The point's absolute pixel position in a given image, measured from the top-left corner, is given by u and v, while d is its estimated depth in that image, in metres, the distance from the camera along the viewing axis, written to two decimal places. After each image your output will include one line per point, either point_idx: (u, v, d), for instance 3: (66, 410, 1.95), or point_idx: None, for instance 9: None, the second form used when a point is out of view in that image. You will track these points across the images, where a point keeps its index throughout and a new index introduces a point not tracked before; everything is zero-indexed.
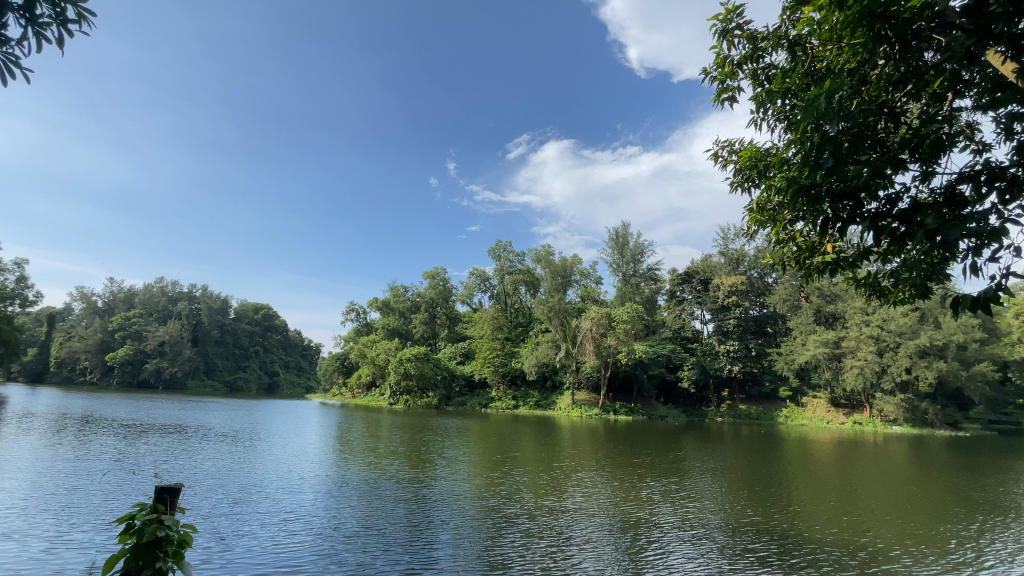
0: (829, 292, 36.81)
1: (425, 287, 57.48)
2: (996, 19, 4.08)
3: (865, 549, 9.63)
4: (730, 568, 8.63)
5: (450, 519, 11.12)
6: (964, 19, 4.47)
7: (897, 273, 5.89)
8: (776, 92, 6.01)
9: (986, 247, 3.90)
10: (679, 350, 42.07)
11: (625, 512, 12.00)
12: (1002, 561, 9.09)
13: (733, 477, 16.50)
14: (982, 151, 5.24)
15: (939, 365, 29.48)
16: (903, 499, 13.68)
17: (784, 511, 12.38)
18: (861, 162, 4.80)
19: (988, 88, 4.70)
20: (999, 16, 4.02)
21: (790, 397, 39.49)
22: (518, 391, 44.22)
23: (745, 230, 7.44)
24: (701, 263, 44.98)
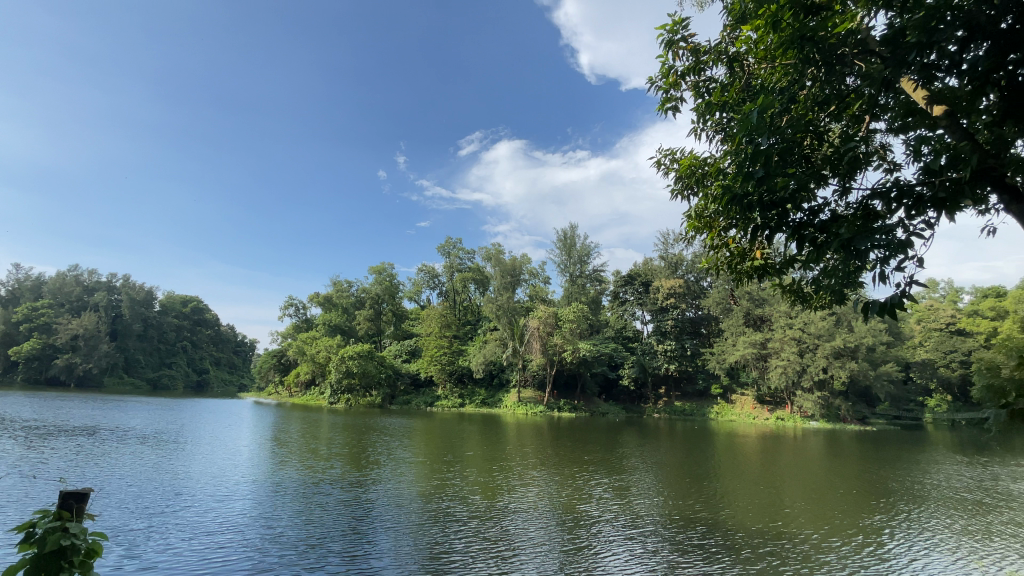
0: (758, 297, 39.27)
1: (371, 282, 55.89)
2: (910, 49, 4.45)
3: (796, 541, 10.26)
4: (679, 565, 8.89)
5: (392, 524, 10.91)
6: (881, 49, 4.89)
7: (818, 279, 6.35)
8: (714, 104, 6.31)
9: (893, 258, 4.30)
10: (621, 350, 43.48)
11: (570, 512, 12.21)
12: (916, 549, 9.93)
13: (670, 472, 17.22)
14: (892, 170, 5.75)
15: (851, 365, 32.20)
16: (823, 490, 14.76)
17: (716, 504, 13.07)
18: (788, 175, 5.15)
19: (901, 113, 5.15)
20: (913, 47, 4.40)
21: (721, 394, 41.80)
22: (464, 389, 44.05)
23: (683, 236, 7.77)
24: (643, 266, 46.58)
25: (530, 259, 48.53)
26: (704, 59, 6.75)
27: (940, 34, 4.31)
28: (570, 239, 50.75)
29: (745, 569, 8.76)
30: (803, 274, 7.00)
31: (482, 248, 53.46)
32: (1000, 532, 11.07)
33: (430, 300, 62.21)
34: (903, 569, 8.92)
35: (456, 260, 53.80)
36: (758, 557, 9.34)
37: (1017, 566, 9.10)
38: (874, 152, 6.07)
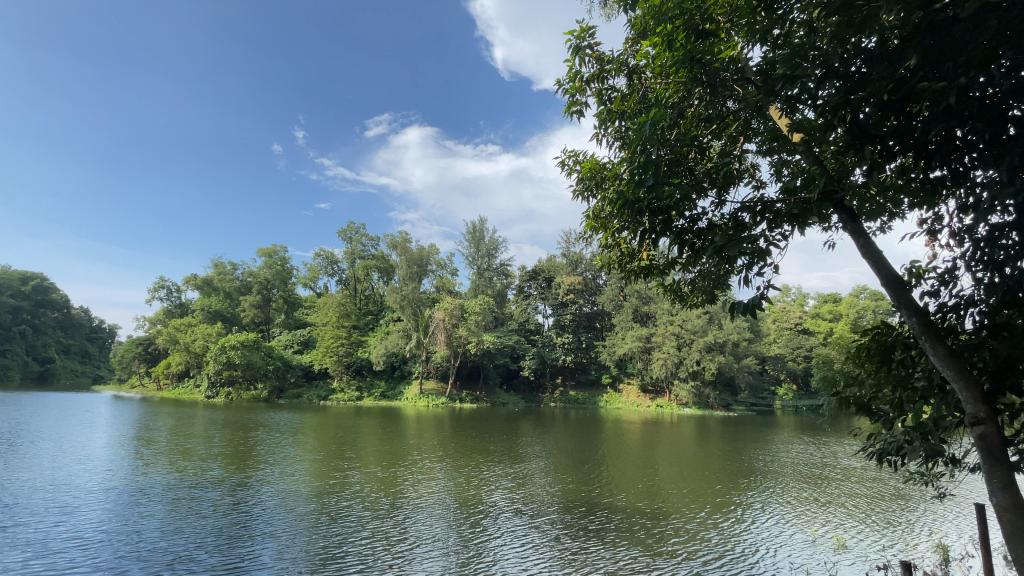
0: (645, 294, 41.95)
1: (261, 266, 51.47)
2: (779, 80, 5.07)
3: (678, 519, 11.28)
4: (581, 551, 9.34)
5: (278, 530, 10.14)
6: (757, 78, 5.52)
7: (695, 281, 7.00)
8: (614, 112, 6.65)
9: (756, 265, 4.88)
10: (523, 342, 44.63)
11: (466, 504, 12.27)
12: (771, 521, 11.35)
13: (560, 459, 18.02)
14: (758, 187, 6.53)
15: (719, 358, 36.15)
16: (695, 471, 16.38)
17: (603, 488, 13.93)
18: (673, 185, 5.62)
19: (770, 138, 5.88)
20: (780, 79, 5.03)
21: (611, 384, 44.74)
22: (362, 381, 42.47)
23: (582, 234, 8.10)
24: (547, 262, 48.14)
25: (437, 249, 47.90)
26: (608, 68, 7.10)
27: (804, 69, 4.98)
28: (478, 232, 50.98)
29: (638, 549, 9.45)
30: (682, 277, 7.69)
31: (387, 236, 51.73)
32: (833, 501, 13.04)
33: (327, 288, 58.86)
34: (764, 538, 10.20)
35: (359, 247, 51.33)
36: (650, 537, 10.11)
37: (845, 530, 10.69)
38: (745, 170, 6.84)
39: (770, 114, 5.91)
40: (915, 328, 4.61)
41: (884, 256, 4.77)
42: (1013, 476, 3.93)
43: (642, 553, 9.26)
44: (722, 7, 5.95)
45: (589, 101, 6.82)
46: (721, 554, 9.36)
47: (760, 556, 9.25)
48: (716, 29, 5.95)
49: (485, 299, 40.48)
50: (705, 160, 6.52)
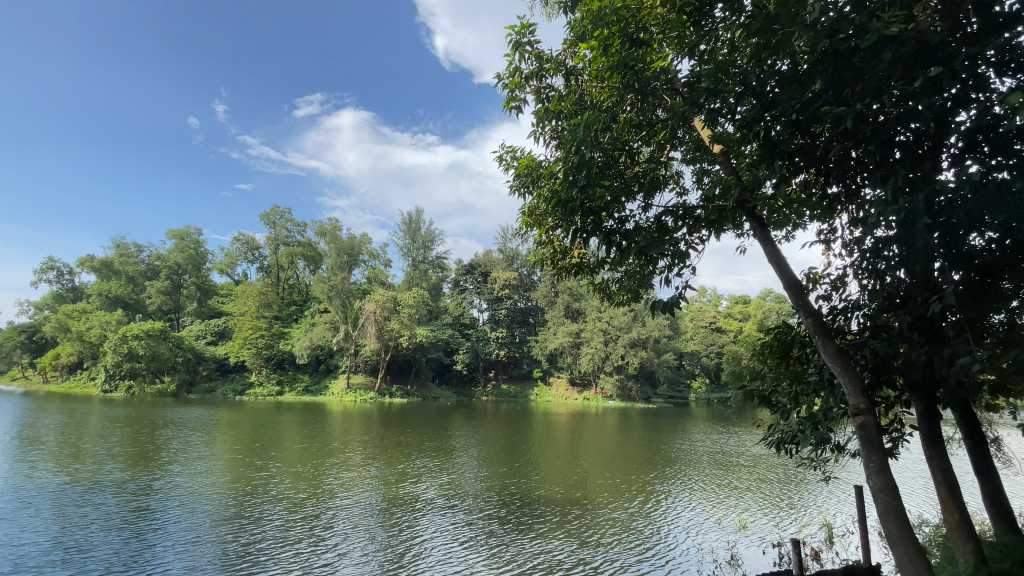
0: (576, 292, 43.22)
1: (171, 249, 47.22)
2: (704, 93, 5.43)
3: (604, 508, 11.78)
4: (512, 543, 9.51)
5: (188, 537, 9.37)
6: (685, 89, 5.87)
7: (621, 281, 7.34)
8: (551, 111, 6.74)
9: (676, 266, 5.22)
10: (457, 336, 44.34)
11: (394, 501, 12.08)
12: (685, 506, 12.17)
13: (488, 452, 18.21)
14: (681, 194, 6.96)
15: (642, 353, 38.05)
16: (617, 461, 17.18)
17: (529, 480, 14.24)
18: (604, 187, 5.84)
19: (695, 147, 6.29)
20: (706, 91, 5.39)
21: (542, 378, 45.70)
22: (284, 374, 40.32)
23: (516, 230, 8.20)
24: (483, 256, 48.13)
25: (369, 239, 46.36)
26: (546, 67, 7.20)
27: (726, 85, 5.36)
28: (414, 223, 49.97)
29: (567, 539, 9.76)
30: (611, 276, 8.02)
31: (316, 222, 49.29)
32: (738, 486, 14.22)
33: (247, 275, 55.18)
34: (677, 523, 10.93)
35: (283, 232, 48.51)
36: (579, 527, 10.49)
37: (747, 512, 11.68)
38: (671, 177, 7.25)
39: (694, 125, 6.32)
40: (809, 328, 5.13)
41: (788, 263, 5.25)
42: (885, 460, 4.45)
43: (570, 543, 9.56)
44: (655, 18, 6.21)
45: (527, 98, 6.89)
46: (638, 539, 9.91)
47: (674, 540, 9.88)
48: (650, 40, 6.23)
49: (418, 292, 39.80)
50: (635, 165, 6.81)
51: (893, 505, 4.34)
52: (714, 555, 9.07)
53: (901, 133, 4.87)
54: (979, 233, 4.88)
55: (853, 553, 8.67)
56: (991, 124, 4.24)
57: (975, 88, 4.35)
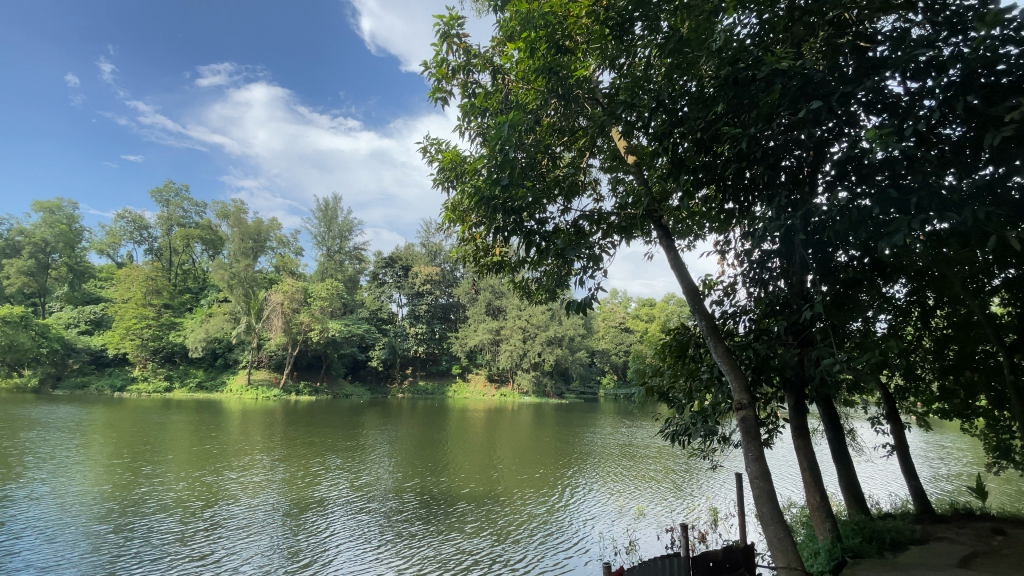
0: (497, 289, 43.56)
1: (36, 223, 41.02)
2: (622, 106, 5.74)
3: (522, 503, 11.99)
4: (430, 544, 9.37)
5: (53, 557, 8.19)
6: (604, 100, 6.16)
7: (541, 280, 7.52)
8: (477, 108, 6.71)
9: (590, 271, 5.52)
10: (373, 330, 42.86)
11: (298, 504, 11.44)
12: (591, 497, 12.79)
13: (400, 450, 17.81)
14: (598, 200, 7.29)
15: (558, 351, 39.30)
16: (529, 456, 17.62)
17: (442, 478, 14.13)
18: (527, 188, 5.96)
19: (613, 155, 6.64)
20: (624, 104, 5.72)
21: (460, 374, 45.57)
22: (175, 369, 36.61)
23: (440, 225, 8.08)
24: (404, 250, 46.93)
25: (280, 225, 43.37)
26: (474, 63, 7.17)
27: (642, 99, 5.68)
28: (330, 211, 47.61)
29: (490, 537, 9.77)
30: (531, 275, 8.20)
31: (218, 203, 45.25)
32: (639, 476, 15.21)
33: (133, 258, 49.42)
34: (582, 513, 11.44)
35: (178, 212, 44.03)
36: (497, 523, 10.57)
37: (645, 500, 12.50)
38: (590, 183, 7.54)
39: (612, 135, 6.62)
40: (703, 331, 5.60)
41: (688, 270, 5.68)
42: (761, 450, 4.96)
43: (490, 541, 9.61)
44: (580, 28, 6.38)
45: (453, 92, 6.81)
46: (546, 531, 10.24)
47: (578, 529, 10.35)
48: (574, 48, 6.40)
49: (332, 284, 37.86)
50: (556, 169, 6.99)
51: (766, 490, 4.87)
52: (614, 542, 9.61)
53: (787, 158, 5.45)
54: (844, 251, 5.59)
55: (734, 534, 9.61)
56: (858, 155, 4.87)
57: (848, 124, 4.97)
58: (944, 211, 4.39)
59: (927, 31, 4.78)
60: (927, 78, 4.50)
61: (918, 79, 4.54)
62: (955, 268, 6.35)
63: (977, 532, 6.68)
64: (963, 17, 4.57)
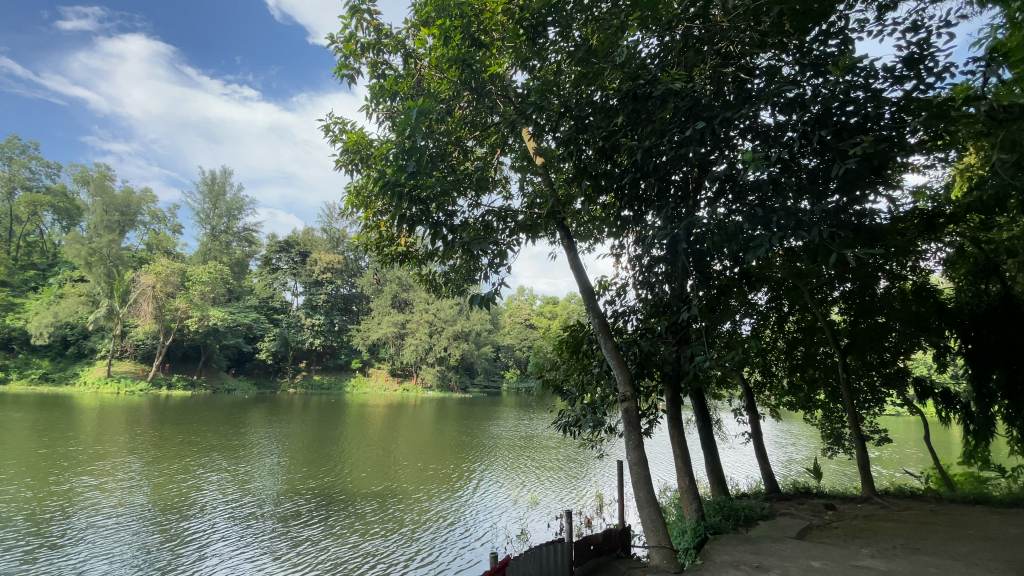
0: (404, 282, 42.51)
1: None
2: (532, 108, 5.87)
3: (423, 499, 11.84)
4: (326, 547, 8.86)
5: None
6: (517, 100, 6.25)
7: (447, 274, 7.49)
8: (387, 90, 6.45)
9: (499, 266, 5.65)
10: (264, 320, 39.76)
11: (170, 510, 10.36)
12: (488, 488, 13.03)
13: (294, 450, 16.65)
14: (507, 197, 7.42)
15: (463, 346, 39.37)
16: (428, 450, 17.46)
17: (335, 477, 13.53)
18: (435, 179, 5.83)
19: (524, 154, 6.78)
20: (534, 106, 5.85)
21: (360, 368, 43.86)
22: (11, 359, 31.10)
23: (342, 210, 7.70)
24: (303, 235, 44.00)
25: (155, 197, 38.61)
26: (385, 43, 6.88)
27: (550, 103, 5.86)
28: (217, 186, 43.32)
29: (384, 534, 9.59)
30: (438, 268, 8.11)
31: (76, 167, 39.18)
32: (533, 466, 15.79)
33: None
34: (478, 504, 11.64)
35: (22, 173, 37.48)
36: (401, 522, 10.26)
37: (538, 489, 13.01)
38: (500, 180, 7.63)
39: (522, 135, 6.76)
40: (596, 327, 5.94)
41: (585, 270, 5.97)
42: (641, 439, 5.37)
43: (384, 537, 9.43)
44: (496, 24, 6.40)
45: (362, 71, 6.49)
46: (441, 524, 10.28)
47: (473, 521, 10.51)
48: (489, 43, 6.42)
49: (216, 268, 34.41)
50: (467, 162, 6.94)
51: (644, 476, 5.29)
52: (507, 532, 9.89)
53: (676, 172, 5.94)
54: (719, 260, 6.22)
55: (616, 518, 10.35)
56: (734, 175, 5.43)
57: (727, 146, 5.53)
58: (799, 230, 5.03)
59: (795, 71, 5.45)
60: (792, 112, 5.13)
61: (786, 112, 5.16)
62: (806, 280, 7.37)
63: (812, 507, 7.78)
64: (823, 62, 5.27)
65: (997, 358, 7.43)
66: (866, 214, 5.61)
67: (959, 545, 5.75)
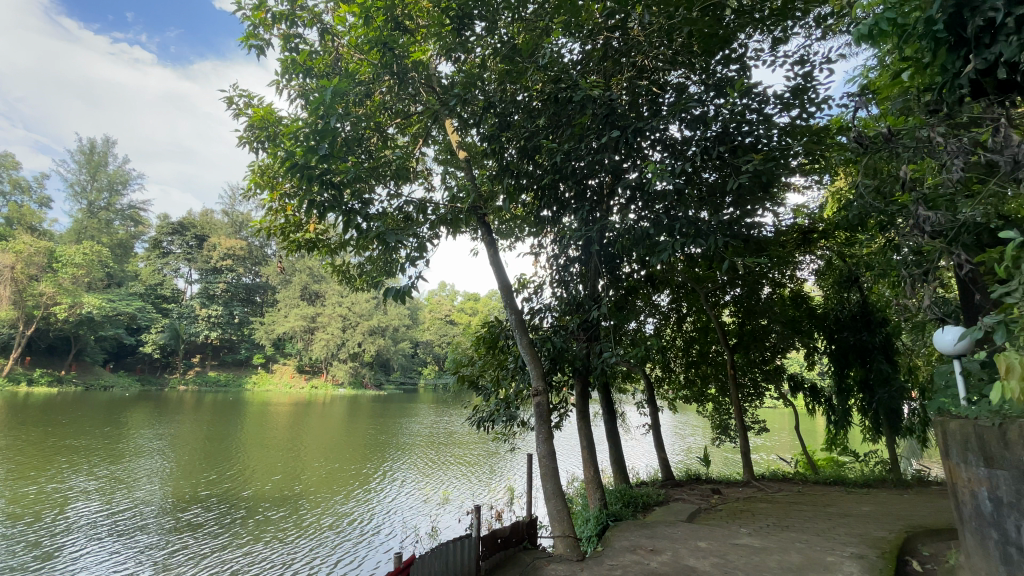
0: (317, 273, 40.37)
1: None
2: (456, 102, 5.81)
3: (331, 501, 11.36)
4: (222, 557, 8.24)
5: None
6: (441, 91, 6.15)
7: (361, 265, 7.22)
8: (300, 66, 6.05)
9: (420, 259, 5.56)
10: (151, 310, 35.85)
11: (30, 524, 9.05)
12: (399, 486, 12.78)
13: (187, 453, 15.07)
14: (428, 188, 7.30)
15: (379, 341, 38.19)
16: (336, 450, 16.77)
17: (232, 480, 12.58)
18: (350, 164, 5.56)
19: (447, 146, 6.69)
20: (458, 99, 5.80)
21: (262, 364, 40.97)
22: None
23: (244, 191, 7.14)
24: (201, 217, 40.23)
25: (16, 164, 33.38)
26: (299, 15, 6.44)
27: (474, 97, 5.85)
28: (96, 157, 38.51)
29: (287, 540, 9.08)
30: (351, 259, 7.79)
31: None
32: (446, 463, 15.73)
33: None
34: (389, 503, 11.39)
35: None
36: (315, 527, 9.70)
37: (451, 486, 12.98)
38: (421, 171, 7.49)
39: (446, 127, 6.67)
40: (512, 324, 6.01)
41: (504, 267, 6.03)
42: (551, 432, 5.52)
43: (287, 543, 8.95)
44: (421, 11, 6.23)
45: (272, 43, 6.04)
46: (349, 525, 9.94)
47: (382, 520, 10.25)
48: (413, 29, 6.22)
49: (94, 249, 30.48)
50: (386, 150, 6.71)
51: (552, 468, 5.47)
52: (416, 530, 9.75)
53: (592, 177, 6.19)
54: (628, 263, 6.58)
55: (525, 510, 10.59)
56: (644, 183, 5.76)
57: (639, 155, 5.84)
58: (698, 238, 5.44)
59: (701, 90, 5.88)
60: (696, 128, 5.55)
61: (691, 128, 5.56)
62: (703, 284, 8.02)
63: (701, 492, 8.48)
64: (724, 83, 5.74)
65: (854, 357, 8.56)
66: (754, 226, 6.19)
67: (820, 521, 6.54)
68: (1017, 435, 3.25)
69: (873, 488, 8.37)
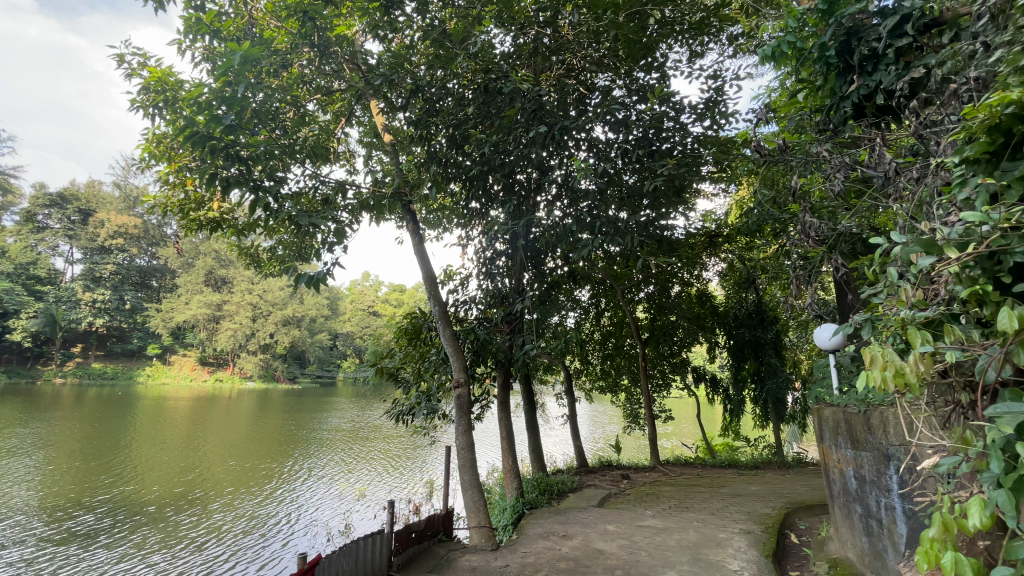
0: (224, 257, 37.31)
1: None
2: (381, 82, 5.59)
3: (236, 501, 10.63)
4: (107, 567, 7.46)
5: None
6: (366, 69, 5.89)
7: (271, 248, 6.76)
8: (206, 27, 5.51)
9: (338, 245, 5.30)
10: (20, 292, 31.29)
11: None
12: (312, 482, 12.21)
13: (65, 454, 13.35)
14: (349, 171, 6.98)
15: (293, 332, 36.07)
16: (243, 446, 15.68)
17: (120, 482, 11.35)
18: (262, 139, 5.17)
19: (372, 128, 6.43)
20: (385, 81, 5.60)
21: (158, 355, 37.20)
22: None
23: (135, 161, 6.41)
24: (86, 189, 35.69)
25: None
26: None
27: (401, 80, 5.66)
28: None
29: (186, 544, 8.40)
30: (262, 242, 7.30)
31: None
32: (363, 457, 15.24)
33: None
34: (301, 500, 10.87)
35: None
36: (225, 531, 9.02)
37: (367, 481, 12.61)
38: (342, 153, 7.14)
39: (370, 109, 6.43)
40: (436, 315, 5.93)
41: (429, 257, 5.93)
42: (471, 424, 5.52)
43: (185, 548, 8.26)
44: None
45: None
46: (256, 526, 9.36)
47: (292, 519, 9.75)
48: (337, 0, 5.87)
49: None
50: (304, 127, 6.32)
51: (470, 459, 5.48)
52: (328, 527, 9.38)
53: (519, 172, 6.24)
54: (551, 258, 6.73)
55: (442, 503, 10.55)
56: (568, 180, 5.90)
57: (564, 152, 5.98)
58: (616, 236, 5.68)
59: (624, 94, 6.13)
60: (618, 131, 5.76)
61: (614, 130, 5.77)
62: (621, 281, 8.39)
63: (612, 478, 8.92)
64: (645, 89, 6.01)
65: (749, 351, 9.39)
66: (667, 228, 6.56)
67: (715, 501, 7.10)
68: (879, 421, 3.69)
69: (761, 469, 9.26)
